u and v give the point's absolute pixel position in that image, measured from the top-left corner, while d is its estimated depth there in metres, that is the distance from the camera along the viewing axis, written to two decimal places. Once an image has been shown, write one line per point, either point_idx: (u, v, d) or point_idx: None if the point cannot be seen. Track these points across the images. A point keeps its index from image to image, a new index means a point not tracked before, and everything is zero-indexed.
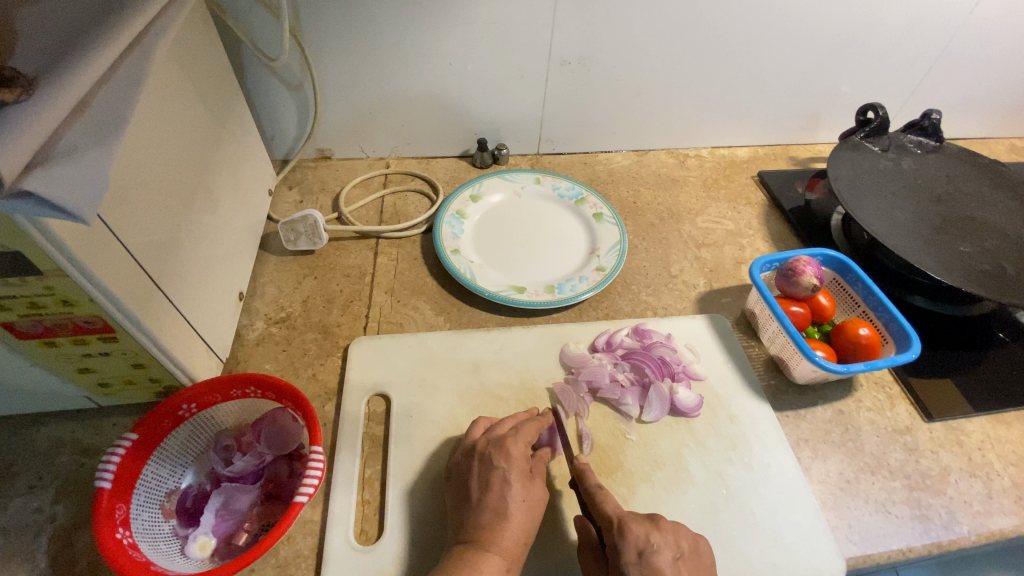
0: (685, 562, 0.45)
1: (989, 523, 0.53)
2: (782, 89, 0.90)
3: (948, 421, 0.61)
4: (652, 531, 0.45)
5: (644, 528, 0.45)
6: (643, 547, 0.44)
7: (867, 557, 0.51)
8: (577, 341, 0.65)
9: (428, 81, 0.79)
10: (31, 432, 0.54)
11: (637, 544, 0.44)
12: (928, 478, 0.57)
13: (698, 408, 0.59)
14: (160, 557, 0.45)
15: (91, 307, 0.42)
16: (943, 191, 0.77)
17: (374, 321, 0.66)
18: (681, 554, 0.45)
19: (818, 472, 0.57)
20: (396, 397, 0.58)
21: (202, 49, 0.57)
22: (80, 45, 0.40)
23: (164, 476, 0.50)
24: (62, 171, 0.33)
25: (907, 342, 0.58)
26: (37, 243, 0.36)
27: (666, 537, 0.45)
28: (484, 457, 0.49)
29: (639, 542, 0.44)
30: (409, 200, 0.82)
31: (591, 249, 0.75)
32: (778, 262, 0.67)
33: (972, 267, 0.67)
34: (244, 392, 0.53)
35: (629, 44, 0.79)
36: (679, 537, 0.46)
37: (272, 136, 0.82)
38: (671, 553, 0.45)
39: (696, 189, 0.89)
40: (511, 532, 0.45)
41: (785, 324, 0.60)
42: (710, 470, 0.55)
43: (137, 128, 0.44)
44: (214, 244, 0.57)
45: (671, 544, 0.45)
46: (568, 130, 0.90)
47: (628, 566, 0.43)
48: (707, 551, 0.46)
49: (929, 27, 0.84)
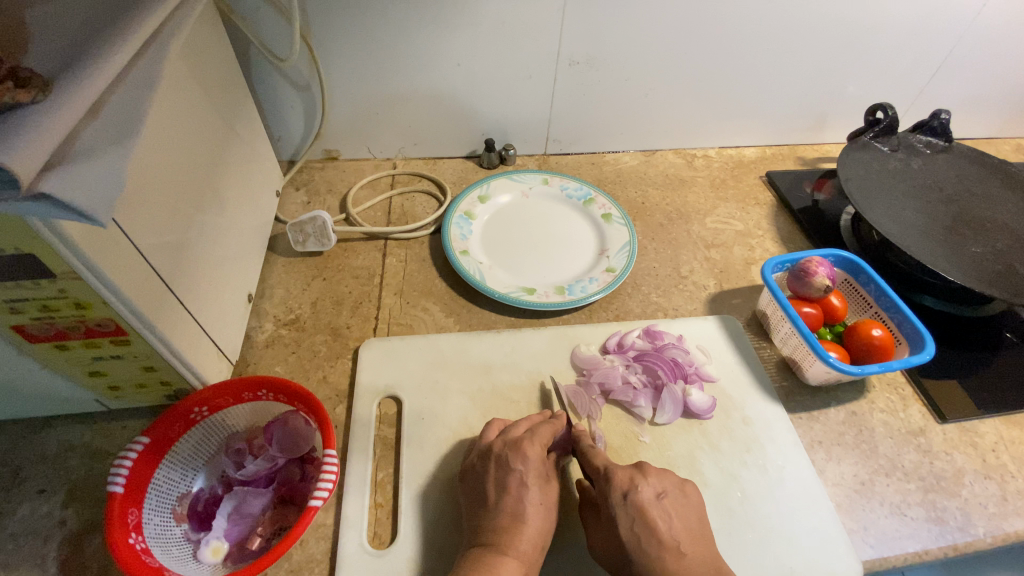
0: (669, 500, 0.47)
1: (1005, 524, 0.53)
2: (790, 89, 0.89)
3: (961, 422, 0.61)
4: (636, 475, 0.48)
5: (629, 473, 0.48)
6: (628, 489, 0.47)
7: (883, 559, 0.51)
8: (588, 342, 0.64)
9: (436, 81, 0.79)
10: (40, 436, 0.54)
11: (621, 487, 0.47)
12: (942, 480, 0.56)
13: (711, 410, 0.59)
14: (173, 562, 0.44)
15: (103, 310, 0.42)
16: (953, 191, 0.77)
17: (384, 323, 0.66)
18: (664, 492, 0.48)
19: (833, 474, 0.56)
20: (408, 400, 0.58)
21: (212, 49, 0.56)
22: (94, 46, 0.39)
23: (175, 480, 0.50)
24: (78, 173, 0.33)
25: (921, 343, 0.58)
26: (52, 246, 0.36)
27: (650, 480, 0.48)
28: (501, 460, 0.49)
29: (624, 485, 0.47)
30: (417, 201, 0.81)
31: (600, 250, 0.75)
32: (790, 262, 0.66)
33: (985, 267, 0.66)
34: (255, 395, 0.53)
35: (638, 43, 0.78)
36: (663, 479, 0.49)
37: (279, 137, 0.82)
38: (654, 492, 0.47)
39: (704, 190, 0.88)
40: (528, 536, 0.45)
41: (798, 325, 0.59)
42: (724, 473, 0.55)
43: (150, 129, 0.44)
44: (224, 245, 0.57)
45: (655, 485, 0.48)
46: (576, 131, 0.89)
47: (614, 508, 0.46)
48: (693, 492, 0.49)
49: (938, 27, 0.83)
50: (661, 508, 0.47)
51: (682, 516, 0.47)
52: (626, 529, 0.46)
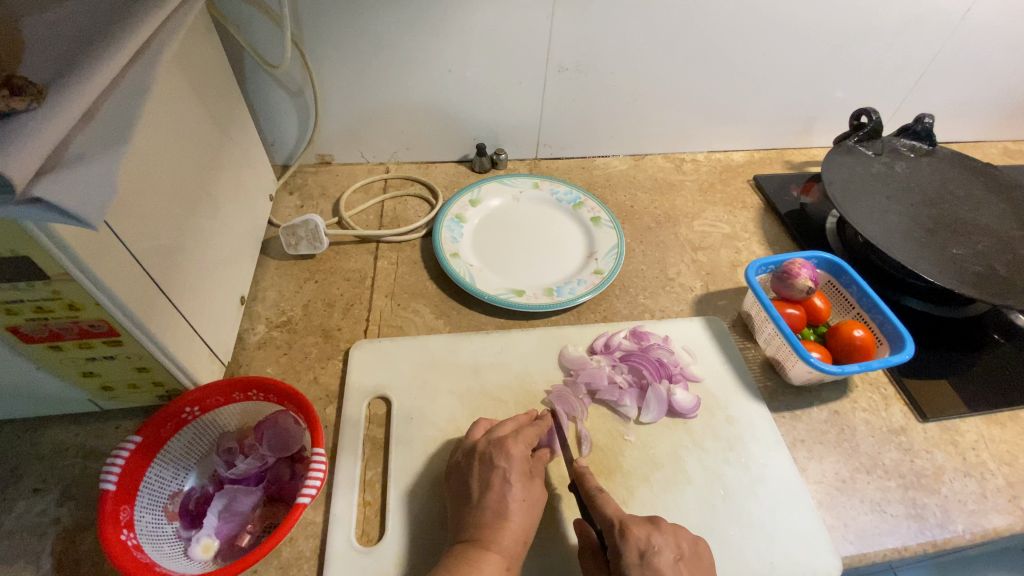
0: (686, 564, 0.45)
1: (983, 521, 0.54)
2: (777, 94, 0.91)
3: (942, 421, 0.62)
4: (653, 532, 0.46)
5: (645, 529, 0.46)
6: (644, 549, 0.45)
7: (863, 555, 0.52)
8: (576, 343, 0.65)
9: (428, 87, 0.80)
10: (35, 436, 0.54)
11: (638, 546, 0.45)
12: (923, 478, 0.57)
13: (695, 409, 0.60)
14: (164, 559, 0.45)
15: (96, 311, 0.43)
16: (936, 194, 0.78)
17: (375, 325, 0.67)
18: (682, 555, 0.46)
19: (815, 472, 0.57)
20: (397, 400, 0.59)
21: (205, 56, 0.58)
22: (88, 54, 0.40)
23: (167, 478, 0.50)
24: (72, 178, 0.34)
25: (901, 343, 0.59)
26: (45, 248, 0.37)
27: (667, 539, 0.46)
28: (485, 457, 0.50)
29: (640, 544, 0.45)
30: (409, 205, 0.83)
31: (589, 252, 0.76)
32: (774, 264, 0.68)
33: (966, 269, 0.67)
34: (246, 395, 0.54)
35: (626, 49, 0.80)
36: (681, 538, 0.47)
37: (273, 142, 0.83)
38: (672, 554, 0.45)
39: (693, 193, 0.90)
40: (511, 531, 0.46)
41: (780, 326, 0.60)
42: (707, 471, 0.56)
43: (143, 135, 0.45)
44: (217, 249, 0.58)
45: (672, 545, 0.46)
46: (566, 135, 0.90)
47: (629, 568, 0.44)
48: (707, 552, 0.47)
49: (921, 34, 0.85)
50: (677, 571, 0.44)
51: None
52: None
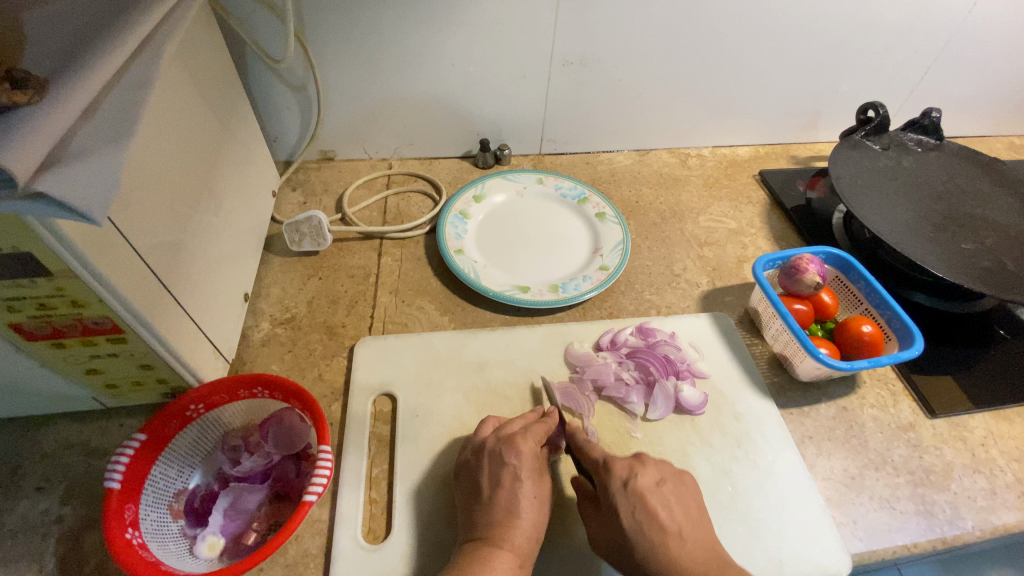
0: (674, 501, 0.48)
1: (993, 518, 0.54)
2: (783, 88, 0.90)
3: (950, 417, 0.61)
4: (635, 463, 0.49)
5: (628, 462, 0.49)
6: (628, 476, 0.48)
7: (872, 552, 0.52)
8: (582, 340, 0.65)
9: (431, 82, 0.79)
10: (38, 434, 0.54)
11: (621, 475, 0.48)
12: (932, 475, 0.57)
13: (702, 405, 0.59)
14: (170, 557, 0.45)
15: (100, 308, 0.42)
16: (943, 189, 0.78)
17: (379, 322, 0.67)
18: (663, 479, 0.49)
19: (823, 468, 0.57)
20: (402, 397, 0.59)
21: (207, 50, 0.57)
22: (90, 48, 0.40)
23: (172, 476, 0.50)
24: (74, 172, 0.34)
25: (910, 339, 0.59)
26: (48, 244, 0.36)
27: (649, 467, 0.49)
28: (494, 454, 0.49)
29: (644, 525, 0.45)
30: (412, 201, 0.82)
31: (594, 249, 0.75)
32: (781, 260, 0.67)
33: (974, 264, 0.67)
34: (251, 392, 0.53)
35: (632, 44, 0.79)
36: (661, 467, 0.50)
37: (275, 138, 0.82)
38: (653, 479, 0.49)
39: (698, 189, 0.89)
40: (523, 529, 0.46)
41: (789, 322, 0.60)
42: (715, 467, 0.56)
43: (146, 130, 0.44)
44: (220, 245, 0.58)
45: (654, 472, 0.49)
46: (570, 131, 0.90)
47: (615, 496, 0.47)
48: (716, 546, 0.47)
49: (929, 27, 0.84)
50: (660, 493, 0.48)
51: (681, 502, 0.48)
52: (628, 516, 0.46)
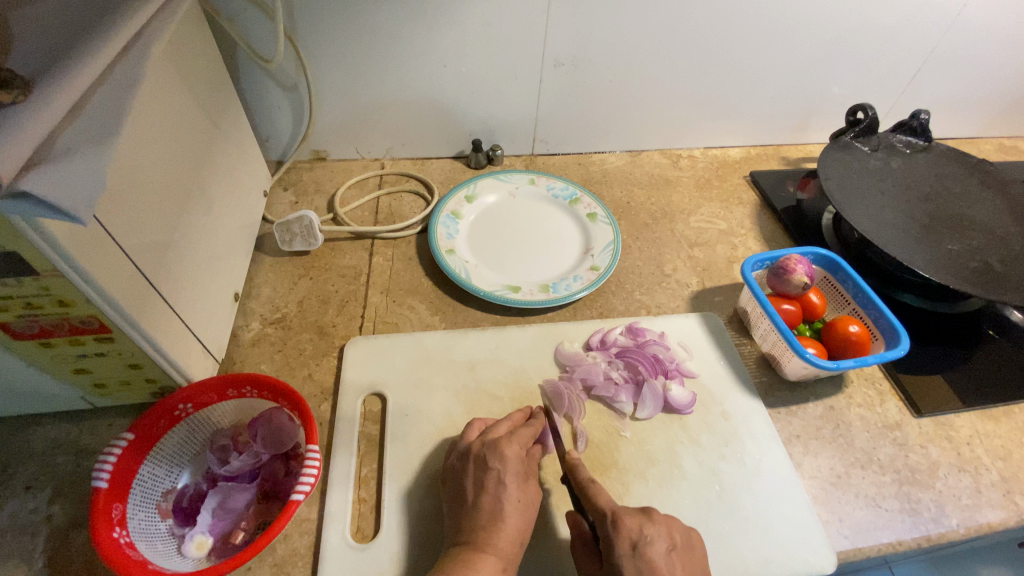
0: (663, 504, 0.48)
1: (977, 516, 0.54)
2: (774, 90, 0.91)
3: (937, 417, 0.62)
4: (646, 523, 0.46)
5: (638, 520, 0.46)
6: (637, 540, 0.45)
7: (857, 550, 0.52)
8: (572, 340, 0.65)
9: (423, 82, 0.80)
10: (27, 434, 0.54)
11: (630, 537, 0.45)
12: (917, 473, 0.57)
13: (691, 405, 0.60)
14: (157, 557, 0.45)
15: (86, 308, 0.42)
16: (931, 190, 0.78)
17: (370, 321, 0.67)
18: (675, 545, 0.46)
19: (810, 467, 0.57)
20: (392, 397, 0.59)
21: (197, 49, 0.57)
22: (77, 47, 0.40)
23: (160, 476, 0.50)
24: (58, 172, 0.34)
25: (896, 338, 0.59)
26: (34, 244, 0.36)
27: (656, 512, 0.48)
28: (478, 459, 0.49)
29: (632, 526, 0.45)
30: (404, 201, 0.82)
31: (585, 249, 0.76)
32: (770, 261, 0.68)
33: (960, 265, 0.67)
34: (240, 391, 0.53)
35: (623, 45, 0.80)
36: (673, 529, 0.47)
37: (267, 137, 0.82)
38: (664, 545, 0.45)
39: (689, 189, 0.90)
40: (507, 533, 0.46)
41: (776, 322, 0.60)
42: (703, 466, 0.56)
43: (133, 131, 0.45)
44: (210, 245, 0.58)
45: (665, 536, 0.46)
46: (563, 131, 0.90)
47: (621, 559, 0.44)
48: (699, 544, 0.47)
49: (918, 29, 0.85)
50: (669, 562, 0.44)
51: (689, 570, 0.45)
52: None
